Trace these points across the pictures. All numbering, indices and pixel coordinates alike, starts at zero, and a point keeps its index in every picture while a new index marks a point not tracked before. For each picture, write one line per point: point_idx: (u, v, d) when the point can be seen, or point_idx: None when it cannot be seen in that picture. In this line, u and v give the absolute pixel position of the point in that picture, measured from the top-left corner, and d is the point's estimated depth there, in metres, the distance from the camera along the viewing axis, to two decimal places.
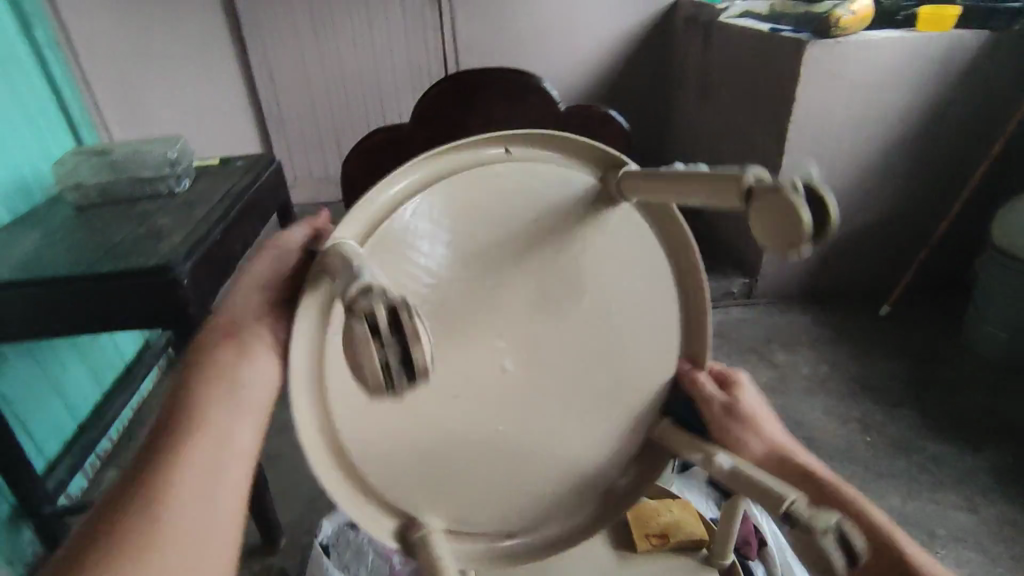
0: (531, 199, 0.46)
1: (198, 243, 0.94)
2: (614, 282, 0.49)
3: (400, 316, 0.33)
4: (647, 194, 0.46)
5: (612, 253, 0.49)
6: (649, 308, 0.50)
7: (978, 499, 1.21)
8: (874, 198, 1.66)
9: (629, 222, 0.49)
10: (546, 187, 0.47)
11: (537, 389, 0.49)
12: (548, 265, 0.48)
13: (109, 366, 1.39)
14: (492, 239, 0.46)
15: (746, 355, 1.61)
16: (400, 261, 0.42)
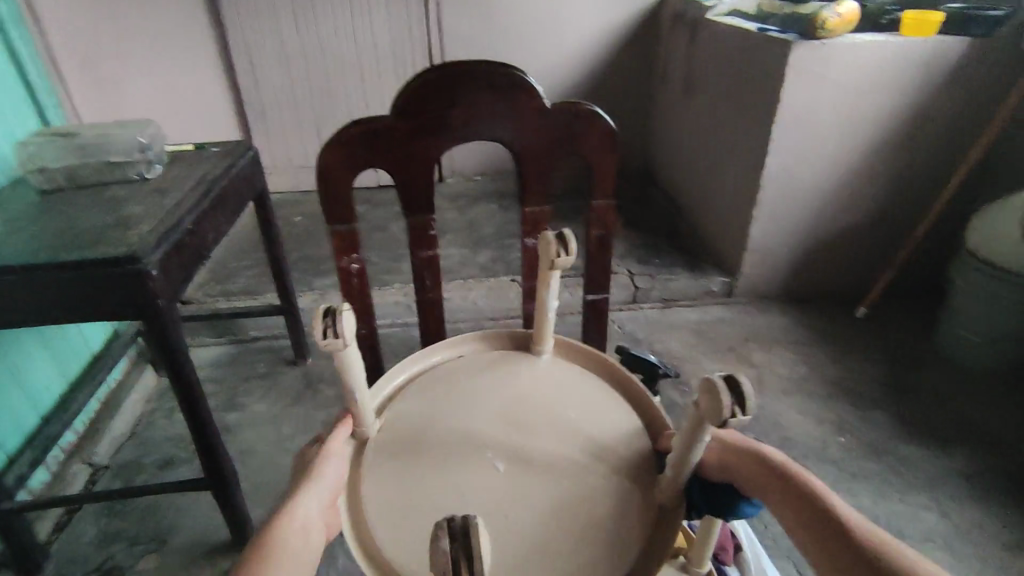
0: (490, 368, 0.68)
1: (169, 232, 0.91)
2: (573, 391, 0.65)
3: (336, 313, 0.50)
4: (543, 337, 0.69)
5: (563, 385, 0.66)
6: (609, 405, 0.65)
7: (947, 501, 1.23)
8: (854, 201, 1.67)
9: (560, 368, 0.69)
10: (497, 362, 0.69)
11: (532, 473, 0.57)
12: (516, 397, 0.65)
13: (75, 356, 1.34)
14: (468, 391, 0.65)
15: (725, 355, 1.62)
16: (406, 418, 0.63)
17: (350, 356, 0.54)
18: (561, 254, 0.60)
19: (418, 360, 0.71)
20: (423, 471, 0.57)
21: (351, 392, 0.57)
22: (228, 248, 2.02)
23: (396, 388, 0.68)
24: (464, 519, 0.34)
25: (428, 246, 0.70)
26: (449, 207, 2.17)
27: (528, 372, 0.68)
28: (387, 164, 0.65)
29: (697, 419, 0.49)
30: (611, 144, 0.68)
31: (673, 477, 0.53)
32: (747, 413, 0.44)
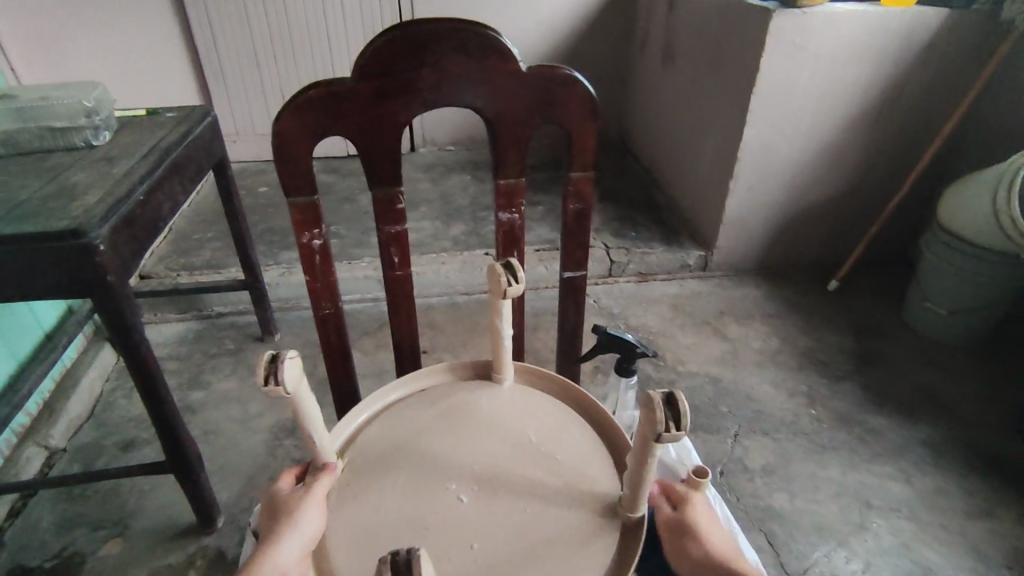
0: (452, 398, 0.66)
1: (119, 203, 0.85)
2: (537, 417, 0.64)
3: (280, 355, 0.47)
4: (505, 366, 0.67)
5: (528, 408, 0.65)
6: (574, 429, 0.63)
7: (913, 470, 1.26)
8: (828, 174, 1.67)
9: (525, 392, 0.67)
10: (460, 391, 0.67)
11: (498, 503, 0.56)
12: (481, 424, 0.63)
13: (24, 335, 1.27)
14: (429, 422, 0.63)
15: (700, 328, 1.62)
16: (367, 454, 0.60)
17: (300, 397, 0.51)
18: (510, 282, 0.59)
19: (380, 396, 0.67)
20: (382, 515, 0.55)
21: (310, 437, 0.55)
22: (189, 219, 1.93)
23: (357, 423, 0.65)
24: (408, 550, 0.34)
25: (395, 220, 0.66)
26: (421, 178, 2.11)
27: (493, 398, 0.66)
28: (350, 131, 0.60)
29: (640, 440, 0.50)
30: (591, 113, 0.64)
31: (632, 497, 0.54)
32: (681, 428, 0.47)
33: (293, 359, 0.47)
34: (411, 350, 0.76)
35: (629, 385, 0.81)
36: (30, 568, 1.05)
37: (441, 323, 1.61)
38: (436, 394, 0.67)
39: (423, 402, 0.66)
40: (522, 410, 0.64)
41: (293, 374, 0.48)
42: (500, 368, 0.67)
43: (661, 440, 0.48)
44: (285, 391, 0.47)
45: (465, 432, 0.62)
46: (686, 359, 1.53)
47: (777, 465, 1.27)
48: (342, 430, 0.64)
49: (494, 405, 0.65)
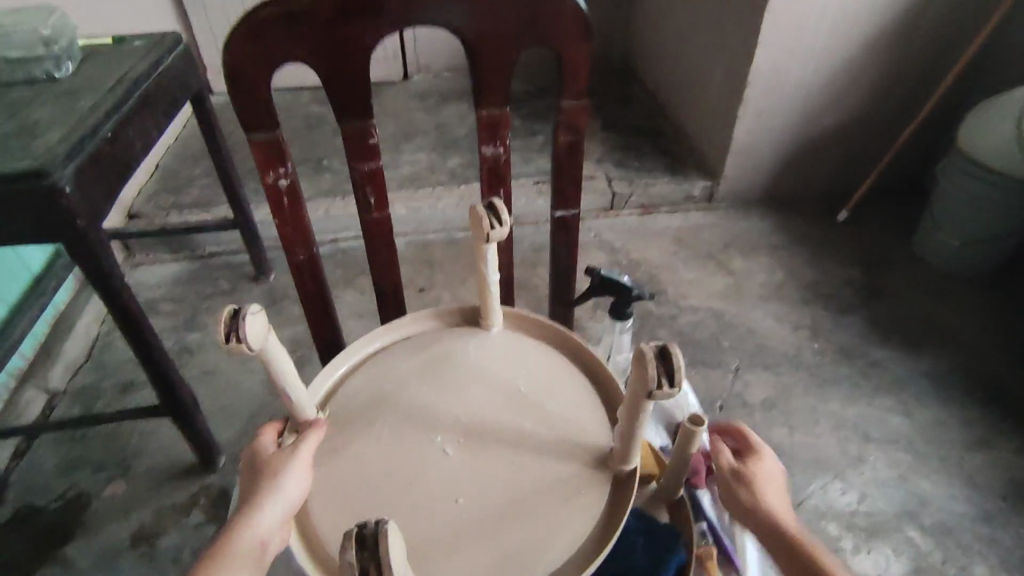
0: (437, 345, 0.64)
1: (83, 140, 0.79)
2: (526, 363, 0.62)
3: (242, 310, 0.45)
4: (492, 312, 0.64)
5: (517, 354, 0.63)
6: (565, 377, 0.61)
7: (913, 404, 1.26)
8: (844, 97, 1.57)
9: (514, 336, 0.65)
10: (446, 336, 0.65)
11: (484, 456, 0.55)
12: (467, 373, 0.61)
13: (15, 279, 1.24)
14: (414, 372, 0.61)
15: (704, 262, 1.58)
16: (350, 406, 0.59)
17: (269, 351, 0.50)
18: (494, 226, 0.55)
19: (364, 343, 0.65)
20: (367, 471, 0.54)
21: (286, 390, 0.54)
22: (175, 154, 1.86)
23: (339, 372, 0.63)
24: (376, 525, 0.34)
25: (368, 156, 0.61)
26: (415, 107, 2.01)
27: (480, 343, 0.63)
28: (312, 55, 0.54)
29: (631, 394, 0.48)
30: (583, 33, 0.58)
31: (623, 448, 0.53)
32: (674, 385, 0.44)
33: (255, 317, 0.45)
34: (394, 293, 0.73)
35: (623, 329, 0.78)
36: (40, 507, 1.08)
37: (438, 260, 1.58)
38: (422, 340, 0.65)
39: (408, 349, 0.64)
40: (511, 358, 0.62)
41: (257, 330, 0.46)
42: (488, 313, 0.64)
43: (653, 397, 0.45)
44: (249, 349, 0.46)
45: (452, 382, 0.60)
46: (689, 294, 1.49)
47: (776, 399, 1.26)
48: (324, 378, 0.62)
49: (482, 352, 0.63)
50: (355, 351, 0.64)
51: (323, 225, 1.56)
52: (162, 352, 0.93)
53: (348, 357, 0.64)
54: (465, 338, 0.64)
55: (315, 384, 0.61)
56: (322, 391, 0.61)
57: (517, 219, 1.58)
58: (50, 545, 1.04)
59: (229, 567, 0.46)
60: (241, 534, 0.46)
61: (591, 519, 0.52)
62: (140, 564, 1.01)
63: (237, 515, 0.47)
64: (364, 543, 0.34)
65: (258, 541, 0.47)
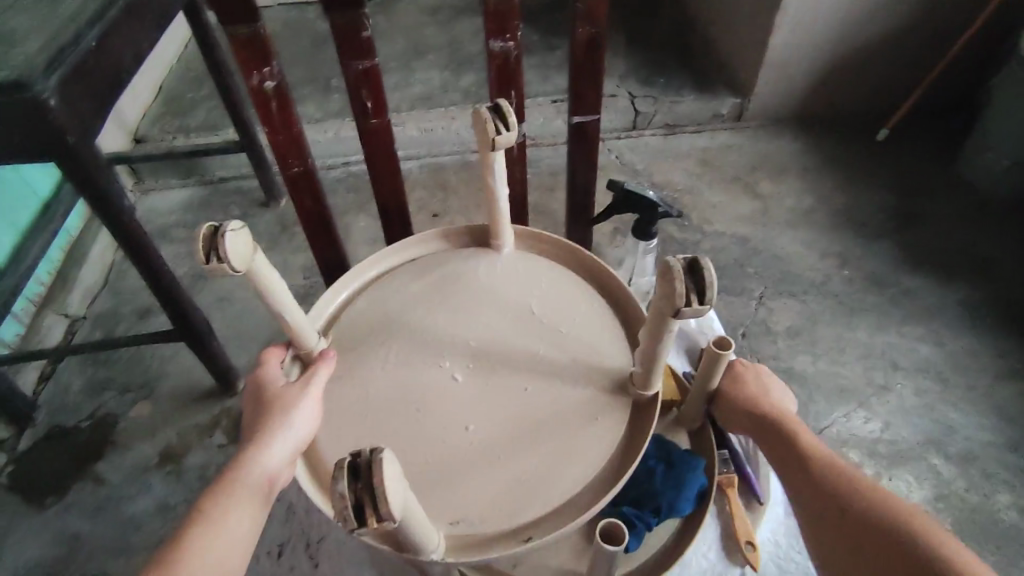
0: (443, 268, 0.60)
1: (64, 51, 0.74)
2: (537, 286, 0.58)
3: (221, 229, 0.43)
4: (502, 232, 0.59)
5: (528, 277, 0.59)
6: (582, 300, 0.57)
7: (945, 332, 1.21)
8: (894, 0, 1.42)
9: (525, 257, 0.61)
10: (452, 259, 0.61)
11: (495, 384, 0.52)
12: (475, 298, 0.57)
13: (24, 206, 1.22)
14: (419, 296, 0.58)
15: (730, 186, 1.50)
16: (353, 331, 0.57)
17: (258, 272, 0.48)
18: (500, 132, 0.50)
19: (371, 263, 0.62)
20: (373, 398, 0.52)
21: (282, 314, 0.52)
22: (178, 75, 1.78)
23: (340, 297, 0.60)
24: (370, 455, 0.35)
25: (362, 55, 0.60)
26: (425, 20, 1.88)
27: (489, 265, 0.60)
28: None
29: (654, 315, 0.46)
30: None
31: (643, 373, 0.50)
32: (705, 302, 0.42)
33: (234, 234, 0.43)
34: (398, 204, 0.73)
35: (647, 250, 0.74)
36: (69, 428, 1.11)
37: (452, 185, 1.52)
38: (427, 263, 0.61)
39: (412, 272, 0.60)
40: (523, 280, 0.58)
41: (238, 247, 0.44)
42: (497, 232, 0.59)
43: (680, 315, 0.43)
44: (230, 267, 0.44)
45: (460, 307, 0.57)
46: (714, 219, 1.43)
47: (801, 327, 1.22)
48: (325, 304, 0.59)
49: (490, 275, 0.59)
50: (356, 276, 0.61)
51: (331, 148, 1.51)
52: (169, 276, 0.92)
53: (348, 283, 0.60)
54: (472, 260, 0.60)
55: (315, 309, 0.59)
56: (323, 317, 0.59)
57: (533, 141, 1.51)
58: (81, 463, 1.07)
59: (240, 497, 0.46)
60: (249, 467, 0.47)
61: (606, 447, 0.50)
62: (168, 481, 1.04)
63: (245, 448, 0.47)
64: (356, 475, 0.35)
65: (266, 476, 0.47)
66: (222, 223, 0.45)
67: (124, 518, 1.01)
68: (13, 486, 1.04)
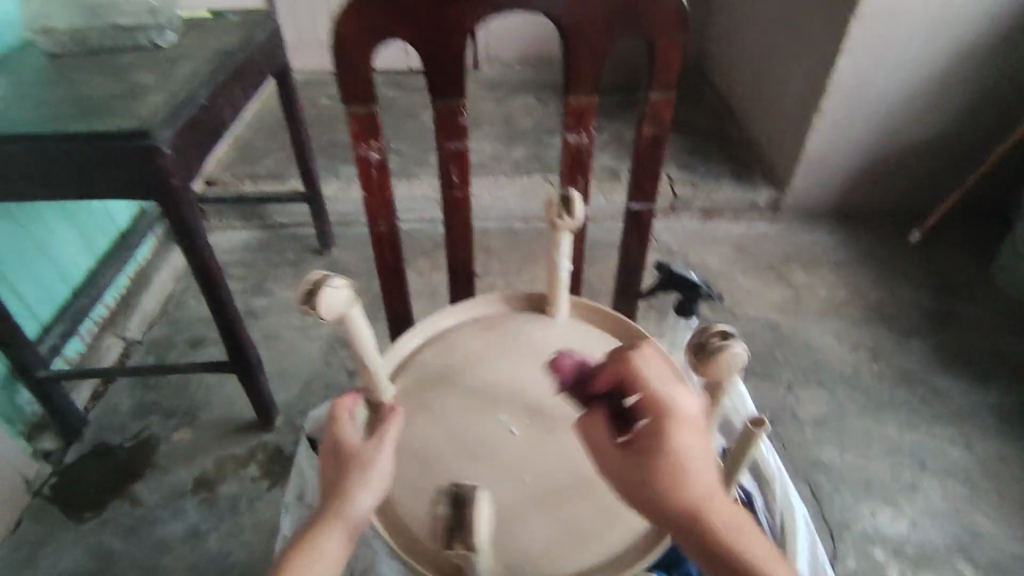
0: (501, 327, 0.65)
1: (181, 106, 0.84)
2: (590, 352, 0.62)
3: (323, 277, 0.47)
4: (558, 300, 0.64)
5: (581, 342, 0.63)
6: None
7: (976, 436, 1.20)
8: (929, 112, 1.51)
9: (578, 324, 0.65)
10: (511, 320, 0.66)
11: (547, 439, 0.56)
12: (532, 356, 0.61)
13: (104, 235, 1.33)
14: (478, 350, 0.62)
15: (763, 273, 1.55)
16: (417, 378, 0.61)
17: (351, 319, 0.51)
18: (564, 215, 0.55)
19: (438, 318, 0.67)
20: (435, 443, 0.56)
21: (364, 361, 0.55)
22: (253, 127, 1.93)
23: (407, 345, 0.65)
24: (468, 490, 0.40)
25: (456, 135, 0.59)
26: (482, 97, 2.03)
27: (545, 328, 0.64)
28: (414, 37, 0.53)
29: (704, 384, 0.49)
30: (680, 25, 0.54)
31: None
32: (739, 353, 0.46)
33: (335, 285, 0.47)
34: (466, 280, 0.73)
35: (687, 327, 0.74)
36: (113, 446, 1.16)
37: (495, 249, 1.60)
38: (488, 322, 0.66)
39: (473, 328, 0.65)
40: (576, 345, 0.63)
41: (335, 298, 0.47)
42: (554, 301, 0.64)
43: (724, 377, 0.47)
44: (324, 314, 0.47)
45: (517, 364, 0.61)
46: (745, 303, 1.47)
47: (829, 418, 1.23)
48: (394, 349, 0.65)
49: (546, 337, 0.63)
50: (423, 327, 0.66)
51: None
52: (232, 311, 0.98)
53: (418, 331, 0.66)
54: (529, 322, 0.65)
55: (386, 354, 0.64)
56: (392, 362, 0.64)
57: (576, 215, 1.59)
58: (119, 480, 1.11)
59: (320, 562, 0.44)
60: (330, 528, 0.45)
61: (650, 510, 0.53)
62: (201, 508, 1.07)
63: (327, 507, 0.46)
64: (455, 503, 0.41)
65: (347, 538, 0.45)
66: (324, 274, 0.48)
67: (155, 539, 1.04)
68: (55, 497, 1.09)
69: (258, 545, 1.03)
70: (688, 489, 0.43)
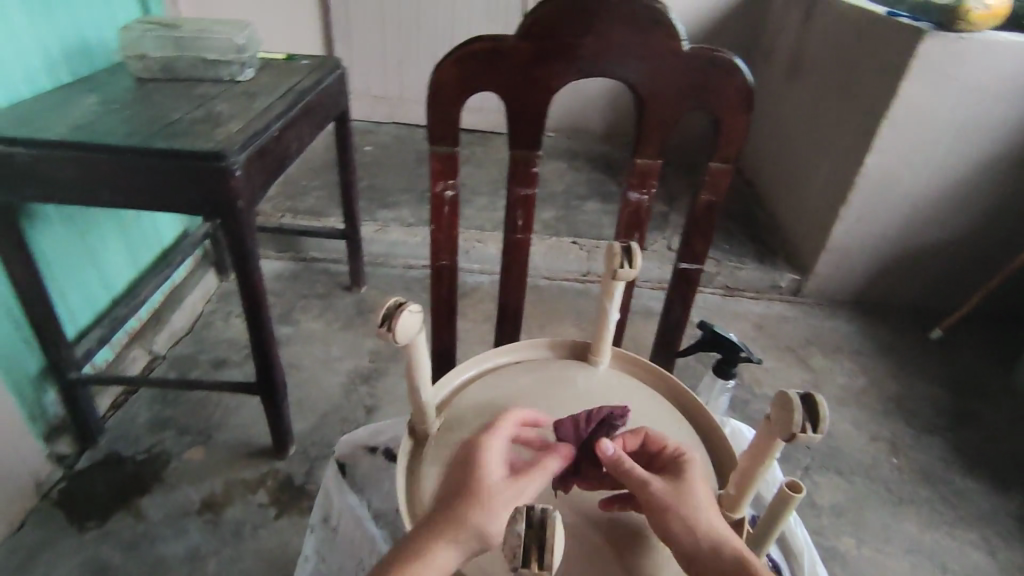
0: (548, 370, 0.66)
1: (256, 135, 0.90)
2: (633, 405, 0.62)
3: (404, 303, 0.49)
4: (603, 349, 0.65)
5: (623, 392, 0.64)
6: (674, 423, 0.61)
7: (1000, 543, 1.17)
8: (954, 214, 1.55)
9: (620, 377, 0.66)
10: (558, 366, 0.66)
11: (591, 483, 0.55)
12: (576, 400, 0.62)
13: (149, 250, 1.39)
14: (525, 390, 0.63)
15: (784, 354, 1.55)
16: (463, 411, 0.61)
17: (416, 344, 0.53)
18: (624, 265, 0.56)
19: (484, 358, 0.68)
20: None
21: (416, 389, 0.56)
22: (299, 166, 2.02)
23: (455, 376, 0.66)
24: (543, 511, 0.38)
25: (527, 183, 0.63)
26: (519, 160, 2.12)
27: (591, 376, 0.65)
28: (500, 90, 0.58)
29: (761, 440, 0.47)
30: (745, 104, 0.58)
31: (734, 495, 0.52)
32: (818, 431, 0.43)
33: (412, 311, 0.49)
34: (510, 325, 0.75)
35: (725, 388, 0.75)
36: (125, 457, 1.16)
37: None
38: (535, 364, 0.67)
39: (519, 368, 0.66)
40: (619, 395, 0.63)
41: (408, 325, 0.49)
42: (599, 350, 0.65)
43: (791, 442, 0.44)
44: (397, 337, 0.48)
45: (562, 406, 0.61)
46: (764, 381, 1.47)
47: (847, 507, 1.21)
48: (446, 379, 0.66)
49: (590, 384, 0.64)
50: (473, 362, 0.67)
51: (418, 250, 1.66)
52: (269, 333, 1.00)
53: (470, 363, 0.67)
54: (575, 369, 0.66)
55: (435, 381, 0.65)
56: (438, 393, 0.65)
57: None
58: (126, 493, 1.10)
59: None
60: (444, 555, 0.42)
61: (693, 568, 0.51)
62: (204, 530, 1.06)
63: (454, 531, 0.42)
64: (529, 522, 0.37)
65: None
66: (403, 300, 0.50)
67: (154, 557, 1.01)
68: (61, 502, 1.08)
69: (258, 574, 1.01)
70: (690, 462, 0.49)
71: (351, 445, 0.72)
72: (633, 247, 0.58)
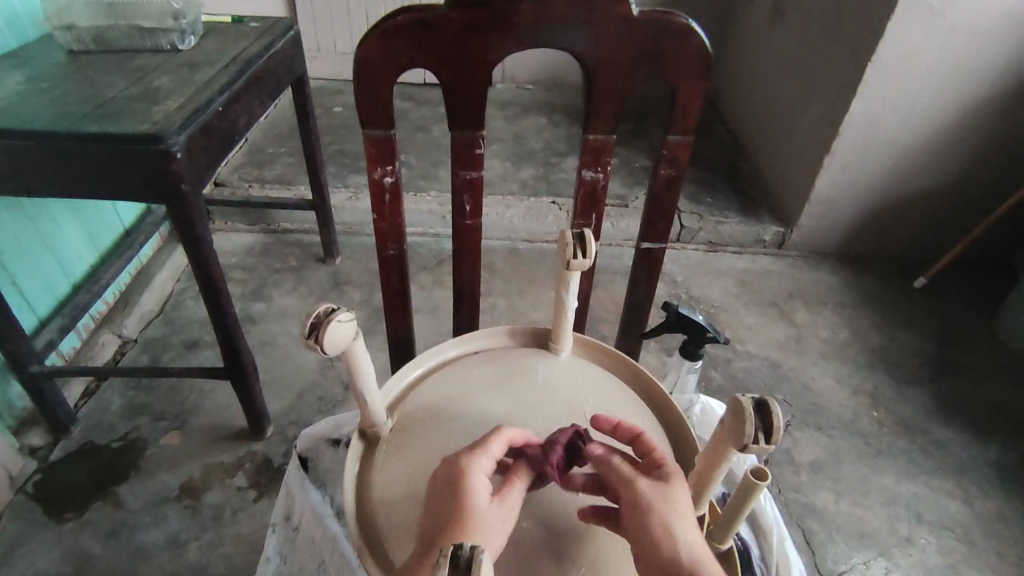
0: (505, 360, 0.63)
1: (197, 112, 0.84)
2: (593, 394, 0.60)
3: (338, 310, 0.46)
4: (561, 337, 0.63)
5: (584, 380, 0.61)
6: (633, 411, 0.59)
7: (977, 493, 1.18)
8: (940, 160, 1.51)
9: (581, 364, 0.63)
10: (515, 355, 0.64)
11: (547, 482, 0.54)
12: (533, 392, 0.59)
13: (109, 232, 1.33)
14: (479, 383, 0.60)
15: (766, 310, 1.54)
16: (414, 409, 0.59)
17: (353, 350, 0.50)
18: (577, 254, 0.53)
19: (438, 351, 0.65)
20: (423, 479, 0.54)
21: (361, 393, 0.54)
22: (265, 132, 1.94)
23: (408, 371, 0.64)
24: (471, 549, 0.33)
25: (472, 164, 0.59)
26: (494, 117, 2.04)
27: (551, 364, 0.62)
28: (436, 63, 0.53)
29: (720, 438, 0.45)
30: (704, 70, 0.54)
31: (694, 493, 0.50)
32: (771, 441, 0.41)
33: (343, 321, 0.46)
34: (471, 310, 0.72)
35: (691, 369, 0.73)
36: (100, 445, 1.14)
37: (499, 267, 1.60)
38: (493, 354, 0.64)
39: (475, 360, 0.63)
40: (579, 384, 0.61)
41: (339, 335, 0.46)
42: (558, 339, 0.62)
43: (746, 450, 0.42)
44: (325, 349, 0.45)
45: (518, 400, 0.58)
46: (746, 338, 1.46)
47: (826, 463, 1.21)
48: (398, 375, 0.63)
49: (548, 373, 0.61)
50: (426, 355, 0.65)
51: None
52: (230, 318, 0.97)
53: (422, 358, 0.64)
54: (533, 359, 0.63)
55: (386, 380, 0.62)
56: (390, 390, 0.62)
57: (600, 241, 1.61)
58: (102, 482, 1.09)
59: None
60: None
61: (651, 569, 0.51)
62: (184, 516, 1.05)
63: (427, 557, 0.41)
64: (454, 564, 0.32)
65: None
66: (337, 308, 0.47)
67: (134, 546, 1.01)
68: (37, 495, 1.07)
69: (238, 558, 1.01)
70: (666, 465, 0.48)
71: (311, 440, 0.73)
72: (587, 236, 0.54)
